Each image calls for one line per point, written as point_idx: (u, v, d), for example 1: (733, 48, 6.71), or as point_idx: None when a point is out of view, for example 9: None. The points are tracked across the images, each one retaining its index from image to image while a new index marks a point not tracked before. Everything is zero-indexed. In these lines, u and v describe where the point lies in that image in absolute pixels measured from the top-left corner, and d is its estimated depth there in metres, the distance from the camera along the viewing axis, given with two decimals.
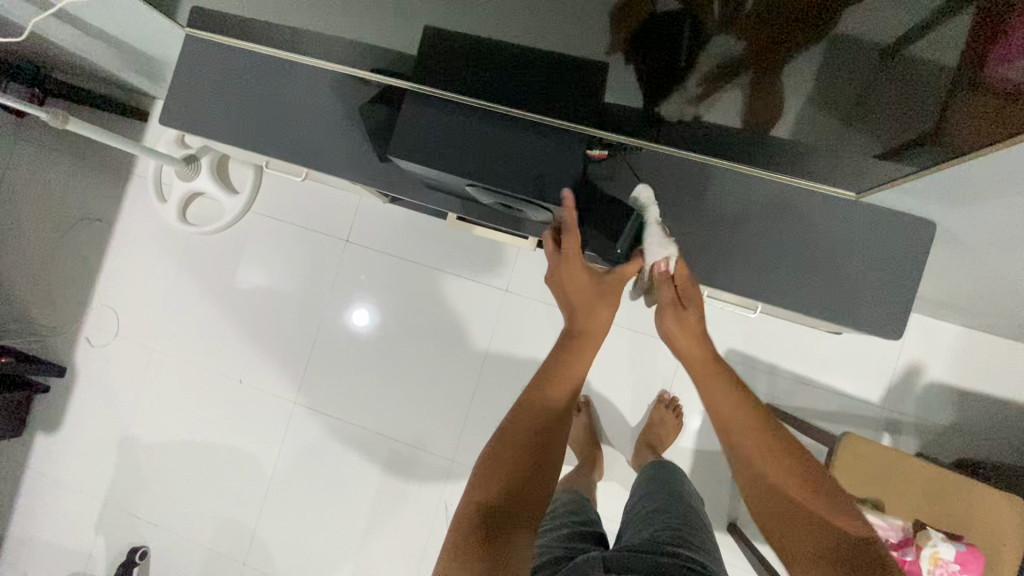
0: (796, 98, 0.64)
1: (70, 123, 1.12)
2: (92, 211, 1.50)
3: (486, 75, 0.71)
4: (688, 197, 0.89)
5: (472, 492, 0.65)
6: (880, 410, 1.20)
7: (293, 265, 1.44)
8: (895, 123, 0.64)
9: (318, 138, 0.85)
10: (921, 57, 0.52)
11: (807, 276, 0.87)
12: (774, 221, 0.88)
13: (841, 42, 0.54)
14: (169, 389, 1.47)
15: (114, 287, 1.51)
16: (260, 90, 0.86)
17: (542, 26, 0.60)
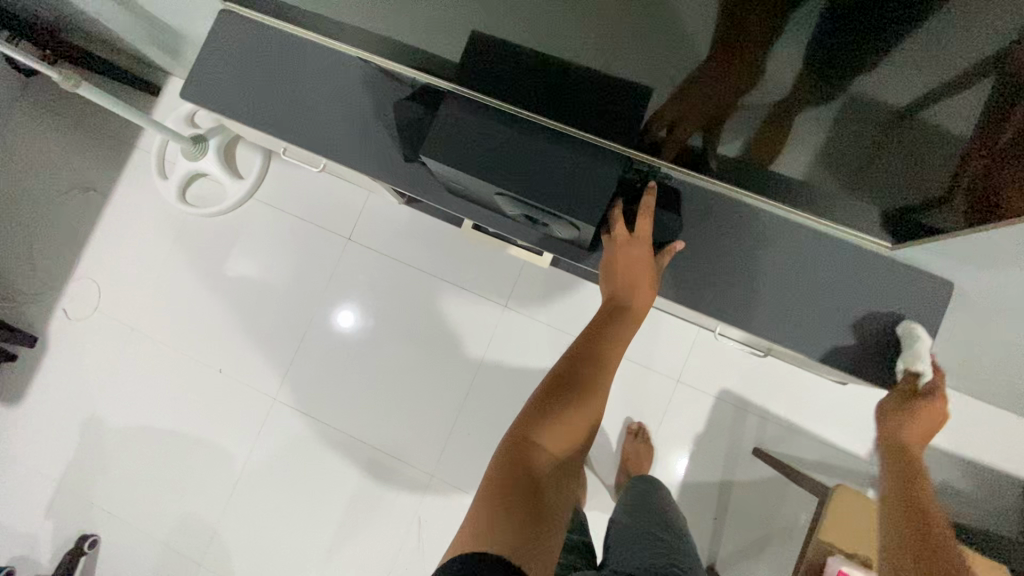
0: (808, 148, 0.65)
1: (80, 86, 1.09)
2: (88, 180, 1.46)
3: (528, 84, 0.70)
4: (716, 231, 0.90)
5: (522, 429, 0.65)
6: (869, 466, 1.19)
7: (290, 258, 1.41)
8: (906, 183, 0.65)
9: (344, 130, 0.84)
10: (933, 123, 0.54)
11: (834, 323, 0.87)
12: (805, 265, 0.87)
13: (856, 101, 0.55)
14: (142, 371, 1.41)
15: (100, 259, 1.47)
16: (286, 75, 0.85)
17: (579, 38, 0.60)
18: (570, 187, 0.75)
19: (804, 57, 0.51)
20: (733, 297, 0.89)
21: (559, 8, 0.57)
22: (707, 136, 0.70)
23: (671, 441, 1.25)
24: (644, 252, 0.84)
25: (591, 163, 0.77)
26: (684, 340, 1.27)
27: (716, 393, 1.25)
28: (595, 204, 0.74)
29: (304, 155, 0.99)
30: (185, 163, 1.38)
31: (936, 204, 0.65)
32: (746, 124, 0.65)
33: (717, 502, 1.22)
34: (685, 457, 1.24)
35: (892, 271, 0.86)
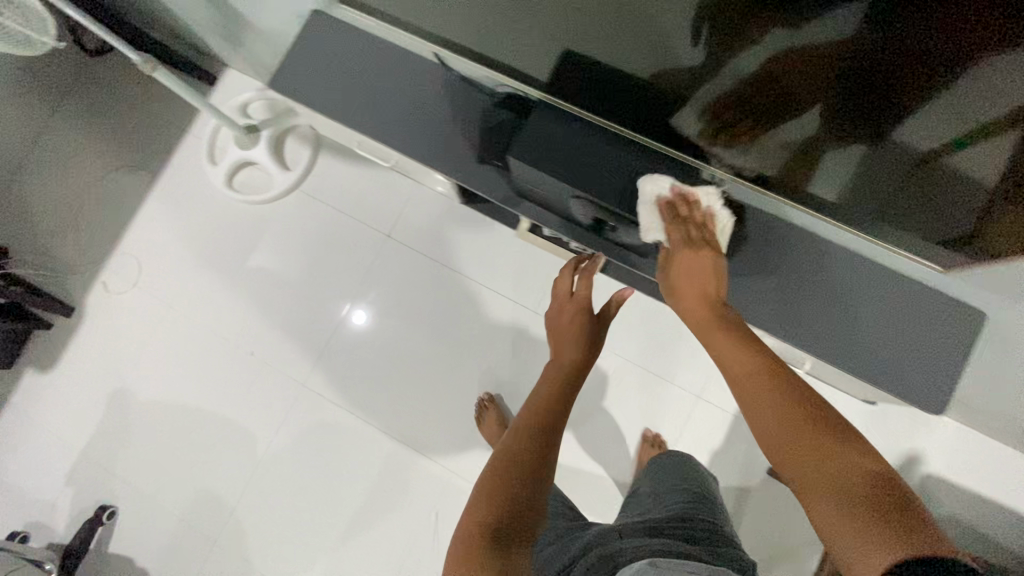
0: (845, 176, 0.71)
1: (157, 70, 1.15)
2: (141, 160, 1.53)
3: (617, 101, 0.77)
4: (772, 246, 0.91)
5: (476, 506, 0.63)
6: None
7: (328, 248, 1.45)
8: (934, 219, 0.70)
9: (423, 128, 0.89)
10: (953, 169, 0.59)
11: (882, 342, 0.86)
12: (856, 285, 0.88)
13: (885, 142, 0.61)
14: (174, 348, 1.45)
15: (143, 236, 1.52)
16: (366, 72, 0.90)
17: (618, 47, 0.66)
18: (646, 193, 0.82)
19: (838, 98, 0.58)
20: (784, 311, 0.90)
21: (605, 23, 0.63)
22: (753, 157, 0.77)
23: (688, 454, 1.28)
24: (575, 314, 0.99)
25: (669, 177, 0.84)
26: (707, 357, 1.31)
27: (735, 411, 1.29)
28: (669, 210, 0.82)
29: (374, 150, 1.04)
30: (236, 151, 1.45)
31: (962, 240, 0.70)
32: (782, 151, 0.72)
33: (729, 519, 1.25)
34: None
35: (939, 308, 0.87)
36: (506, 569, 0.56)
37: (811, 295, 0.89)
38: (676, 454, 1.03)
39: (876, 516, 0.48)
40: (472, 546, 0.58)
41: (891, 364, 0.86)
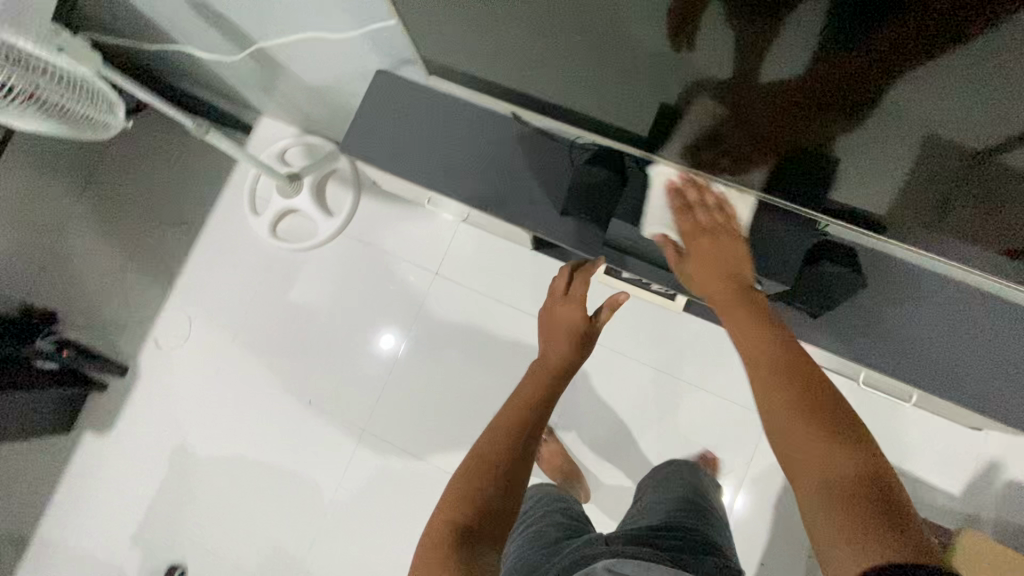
0: (889, 183, 0.67)
1: (210, 134, 1.17)
2: (184, 215, 1.55)
3: (711, 154, 0.76)
4: (874, 287, 0.89)
5: (443, 509, 0.62)
6: (960, 503, 1.20)
7: (377, 291, 1.45)
8: (991, 222, 0.65)
9: (493, 182, 0.92)
10: (1016, 166, 0.54)
11: (988, 378, 0.85)
12: (961, 323, 0.87)
13: (937, 145, 0.56)
14: (229, 401, 1.45)
15: (189, 292, 1.52)
16: (431, 130, 0.93)
17: (649, 93, 0.68)
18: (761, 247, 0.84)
19: (879, 105, 0.53)
20: (890, 350, 0.88)
21: (643, 76, 0.65)
22: (787, 174, 0.73)
23: (762, 477, 1.26)
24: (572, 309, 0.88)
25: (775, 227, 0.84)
26: None
27: None
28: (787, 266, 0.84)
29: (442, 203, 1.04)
30: (280, 201, 1.44)
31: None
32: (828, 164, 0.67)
33: (810, 540, 1.23)
34: (776, 492, 1.25)
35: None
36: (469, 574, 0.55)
37: (913, 333, 0.87)
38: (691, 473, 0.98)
39: (878, 534, 0.49)
40: (446, 547, 0.57)
41: (999, 396, 0.85)
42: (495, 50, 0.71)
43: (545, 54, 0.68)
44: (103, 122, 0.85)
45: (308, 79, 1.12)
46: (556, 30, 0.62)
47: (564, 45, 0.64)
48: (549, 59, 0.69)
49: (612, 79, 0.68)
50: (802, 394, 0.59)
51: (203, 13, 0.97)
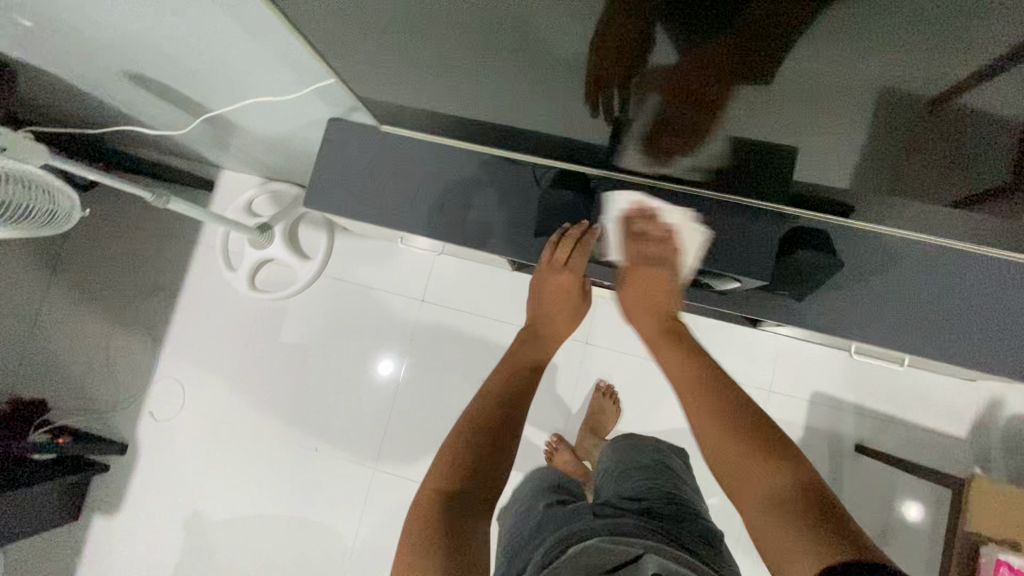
0: (840, 146, 0.62)
1: (171, 202, 1.16)
2: (160, 281, 1.52)
3: (668, 163, 0.78)
4: (872, 269, 0.87)
5: (430, 481, 0.66)
6: (969, 444, 1.22)
7: (367, 327, 1.44)
8: (954, 172, 0.61)
9: (462, 213, 0.94)
10: (970, 109, 0.49)
11: (999, 340, 0.84)
12: (969, 291, 0.84)
13: (883, 98, 0.51)
14: (236, 460, 1.43)
15: (176, 357, 1.49)
16: (394, 171, 0.95)
17: (589, 107, 0.67)
18: (731, 245, 0.87)
19: (808, 65, 0.48)
20: (898, 330, 0.86)
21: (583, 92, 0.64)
22: (731, 147, 0.68)
23: None
24: (568, 283, 0.92)
25: (748, 224, 0.87)
26: (770, 350, 1.30)
27: (808, 396, 1.29)
28: (761, 261, 0.86)
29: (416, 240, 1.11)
30: (253, 253, 1.41)
31: (990, 199, 0.63)
32: (771, 147, 0.66)
33: None
34: None
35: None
36: (457, 544, 0.59)
37: (917, 308, 0.86)
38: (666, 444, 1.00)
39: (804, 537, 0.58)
40: (434, 516, 0.61)
41: (1012, 354, 0.83)
42: (438, 79, 0.70)
43: (488, 79, 0.67)
44: (66, 215, 0.91)
45: (262, 130, 1.10)
46: (493, 57, 0.61)
47: (506, 71, 0.64)
48: (494, 84, 0.68)
49: (558, 100, 0.68)
50: (737, 423, 0.68)
51: (142, 82, 0.95)
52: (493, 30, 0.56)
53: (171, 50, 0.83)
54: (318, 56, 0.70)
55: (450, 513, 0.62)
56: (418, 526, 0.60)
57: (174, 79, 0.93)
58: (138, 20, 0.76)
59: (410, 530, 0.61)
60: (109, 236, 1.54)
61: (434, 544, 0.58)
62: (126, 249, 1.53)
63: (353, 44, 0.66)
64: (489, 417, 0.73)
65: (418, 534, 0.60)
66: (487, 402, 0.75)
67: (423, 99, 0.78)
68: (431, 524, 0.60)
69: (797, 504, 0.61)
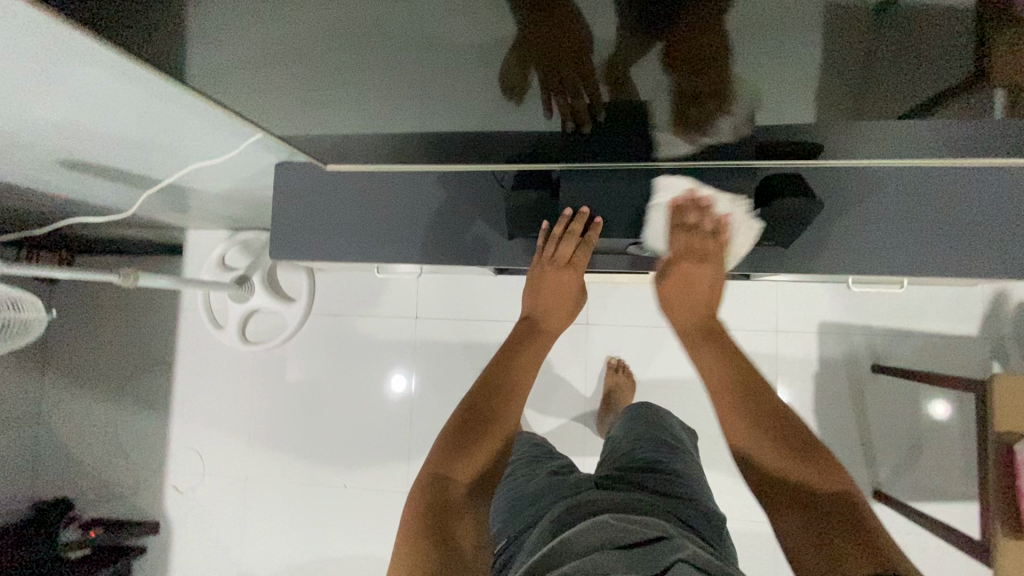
0: (788, 82, 0.57)
1: (141, 278, 1.13)
2: (152, 355, 1.50)
3: (623, 142, 0.76)
4: (850, 201, 0.87)
5: (424, 479, 0.71)
6: (982, 340, 1.22)
7: (368, 356, 1.42)
8: (916, 80, 0.55)
9: (433, 229, 0.96)
10: (920, 7, 0.44)
11: (991, 241, 0.83)
12: (948, 202, 0.84)
13: (822, 16, 0.46)
14: (270, 514, 1.42)
15: (186, 427, 1.47)
16: (362, 205, 0.98)
17: (535, 99, 0.64)
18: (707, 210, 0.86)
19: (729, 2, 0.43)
20: (887, 255, 0.86)
21: (524, 86, 0.61)
22: (675, 109, 0.64)
23: (795, 389, 1.28)
24: (571, 281, 0.92)
25: (718, 187, 0.86)
26: (768, 291, 1.30)
27: (817, 328, 1.28)
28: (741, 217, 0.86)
29: (393, 267, 1.13)
30: (238, 307, 1.39)
31: (960, 96, 0.58)
32: (726, 99, 0.61)
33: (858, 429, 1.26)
34: (810, 396, 1.27)
35: (1006, 180, 0.82)
36: (451, 536, 0.64)
37: (901, 230, 0.86)
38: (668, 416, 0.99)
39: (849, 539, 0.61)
40: (428, 512, 0.67)
41: (1005, 252, 0.83)
42: (369, 100, 0.67)
43: (425, 90, 0.64)
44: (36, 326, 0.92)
45: (215, 187, 1.07)
46: (424, 67, 0.58)
47: (442, 79, 0.61)
48: (430, 94, 0.65)
49: (502, 98, 0.65)
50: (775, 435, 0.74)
51: (79, 167, 0.92)
52: (414, 39, 0.53)
53: (98, 129, 0.80)
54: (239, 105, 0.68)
55: (443, 508, 0.67)
56: (413, 521, 0.66)
57: (110, 157, 0.90)
58: (54, 109, 0.72)
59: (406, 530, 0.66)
60: (91, 322, 1.51)
61: (428, 532, 0.64)
62: (113, 331, 1.51)
63: (275, 83, 0.63)
64: (478, 422, 0.78)
65: (415, 529, 0.65)
66: (480, 400, 0.81)
67: (360, 122, 0.75)
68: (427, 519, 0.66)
69: (838, 527, 0.63)
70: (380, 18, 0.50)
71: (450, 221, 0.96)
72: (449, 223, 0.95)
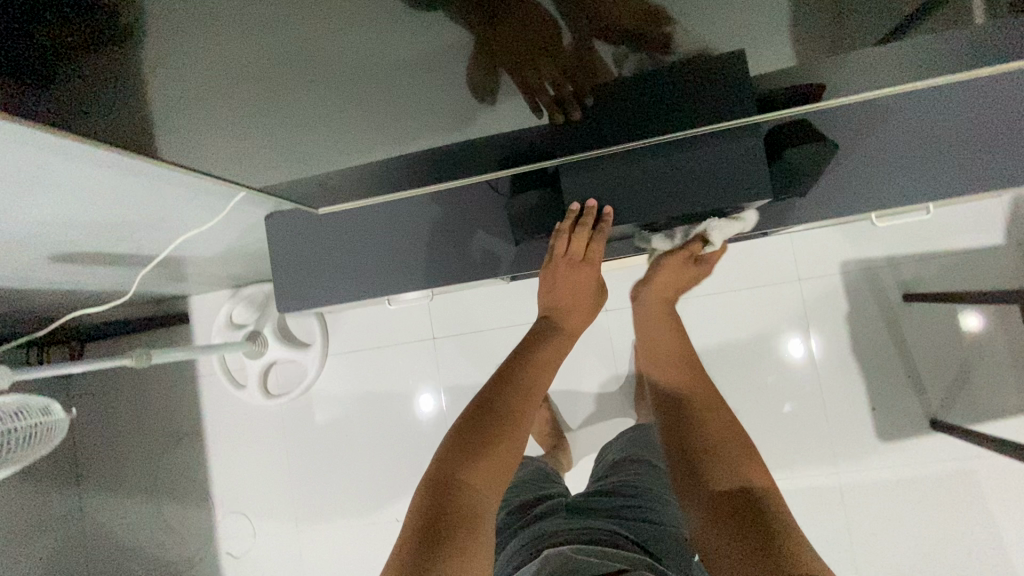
0: (765, 25, 0.53)
1: (154, 355, 1.11)
2: (181, 427, 1.48)
3: (612, 124, 0.72)
4: (856, 138, 0.84)
5: (442, 461, 0.79)
6: (1013, 249, 1.18)
7: (394, 386, 1.40)
8: (895, 8, 0.51)
9: (437, 251, 0.94)
10: None
11: (1010, 150, 0.80)
12: (960, 119, 0.81)
13: None
14: (328, 563, 1.40)
15: (228, 492, 1.46)
16: (360, 239, 0.96)
17: (516, 97, 0.62)
18: (723, 171, 0.78)
19: None
20: (903, 187, 0.84)
21: (502, 84, 0.58)
22: (654, 76, 0.61)
23: (830, 334, 1.25)
24: (585, 277, 0.93)
25: (730, 143, 0.78)
26: (782, 242, 1.26)
27: (840, 269, 1.25)
28: (760, 176, 0.78)
29: (402, 294, 1.11)
30: (254, 364, 1.38)
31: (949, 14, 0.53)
32: (718, 52, 0.58)
33: (901, 362, 1.23)
34: (846, 339, 1.24)
35: (1015, 84, 0.79)
36: (461, 513, 0.72)
37: (914, 157, 0.83)
38: (651, 419, 1.07)
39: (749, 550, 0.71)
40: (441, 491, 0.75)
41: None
42: (348, 134, 0.65)
43: (403, 111, 0.62)
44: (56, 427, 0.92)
45: (209, 250, 1.05)
46: (399, 85, 0.56)
47: (420, 89, 0.57)
48: (409, 111, 0.62)
49: (484, 103, 0.62)
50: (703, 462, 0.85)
51: (70, 258, 0.90)
52: (385, 60, 0.51)
53: (82, 218, 0.78)
54: (217, 162, 0.65)
55: (455, 487, 0.75)
56: (426, 497, 0.75)
57: (100, 243, 0.88)
58: (33, 208, 0.70)
59: (410, 524, 0.73)
60: (116, 405, 1.50)
61: (442, 506, 0.73)
62: (138, 410, 1.50)
63: (248, 133, 0.60)
64: (496, 413, 0.84)
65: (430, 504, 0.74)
66: (499, 392, 0.86)
67: (343, 158, 0.72)
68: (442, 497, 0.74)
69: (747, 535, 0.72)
70: (348, 45, 0.48)
71: (451, 238, 0.94)
72: (452, 239, 0.93)
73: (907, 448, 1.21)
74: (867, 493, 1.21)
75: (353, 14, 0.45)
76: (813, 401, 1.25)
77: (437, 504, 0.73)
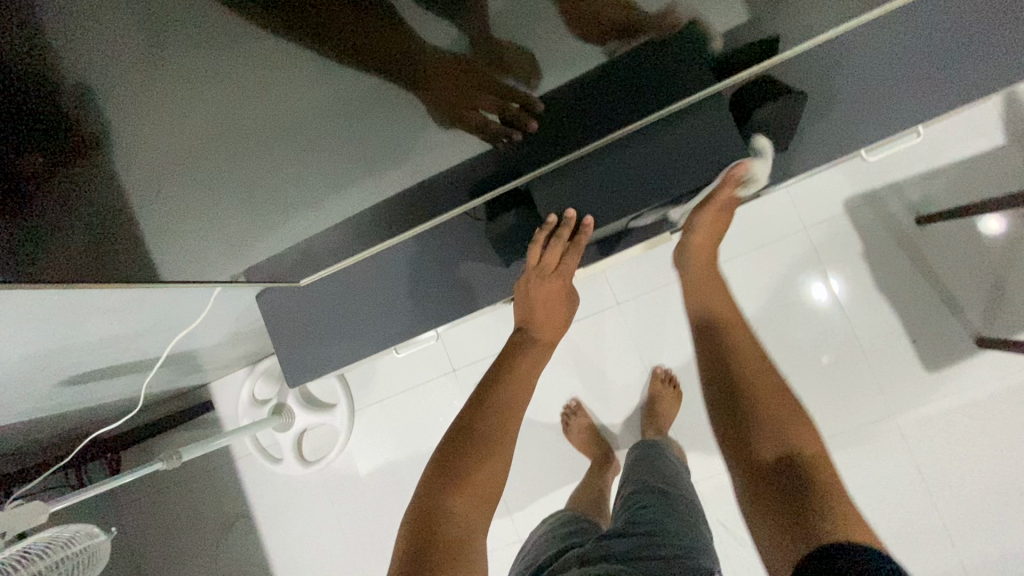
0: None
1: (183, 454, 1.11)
2: (229, 513, 1.48)
3: (569, 127, 0.71)
4: (820, 81, 0.82)
5: (426, 489, 0.71)
6: (1015, 146, 1.13)
7: (426, 428, 1.38)
8: None
9: (434, 289, 0.93)
10: None
11: (986, 52, 0.76)
12: (922, 37, 0.78)
13: None
14: None
15: (287, 566, 1.45)
16: (357, 295, 0.95)
17: (463, 126, 0.61)
18: (691, 150, 0.77)
19: None
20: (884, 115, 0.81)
21: (444, 116, 0.57)
22: (594, 71, 0.61)
23: (849, 275, 1.21)
24: (561, 287, 0.88)
25: (693, 121, 0.77)
26: (779, 196, 1.23)
27: (843, 208, 1.21)
28: (730, 145, 0.76)
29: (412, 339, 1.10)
30: (287, 437, 1.38)
31: None
32: (663, 27, 0.56)
33: (931, 286, 1.18)
34: (867, 276, 1.20)
35: None
36: (449, 541, 0.64)
37: (886, 84, 0.80)
38: (660, 443, 1.06)
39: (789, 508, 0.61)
40: (422, 519, 0.66)
41: (1005, 54, 0.76)
42: (309, 192, 0.64)
43: (360, 156, 0.61)
44: (97, 545, 0.93)
45: (214, 338, 1.05)
46: (356, 129, 0.55)
47: (380, 128, 0.56)
48: (366, 154, 0.61)
49: (434, 136, 0.61)
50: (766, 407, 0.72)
51: (83, 379, 0.91)
52: (328, 111, 0.50)
53: (80, 338, 0.78)
54: (189, 254, 0.65)
55: (438, 512, 0.67)
56: (412, 528, 0.66)
57: (105, 358, 0.88)
58: (32, 340, 0.71)
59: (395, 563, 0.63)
60: (163, 505, 1.51)
61: (429, 534, 0.64)
62: (185, 506, 1.50)
63: (217, 215, 0.60)
64: (481, 433, 0.76)
65: (414, 536, 0.65)
66: (481, 412, 0.80)
67: (315, 219, 0.71)
68: (428, 525, 0.65)
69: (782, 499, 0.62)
70: (294, 103, 0.47)
71: (442, 273, 0.92)
72: (445, 275, 0.92)
73: (959, 375, 1.16)
74: (928, 427, 1.16)
75: (292, 71, 0.44)
76: (850, 347, 1.21)
77: (425, 533, 0.64)
